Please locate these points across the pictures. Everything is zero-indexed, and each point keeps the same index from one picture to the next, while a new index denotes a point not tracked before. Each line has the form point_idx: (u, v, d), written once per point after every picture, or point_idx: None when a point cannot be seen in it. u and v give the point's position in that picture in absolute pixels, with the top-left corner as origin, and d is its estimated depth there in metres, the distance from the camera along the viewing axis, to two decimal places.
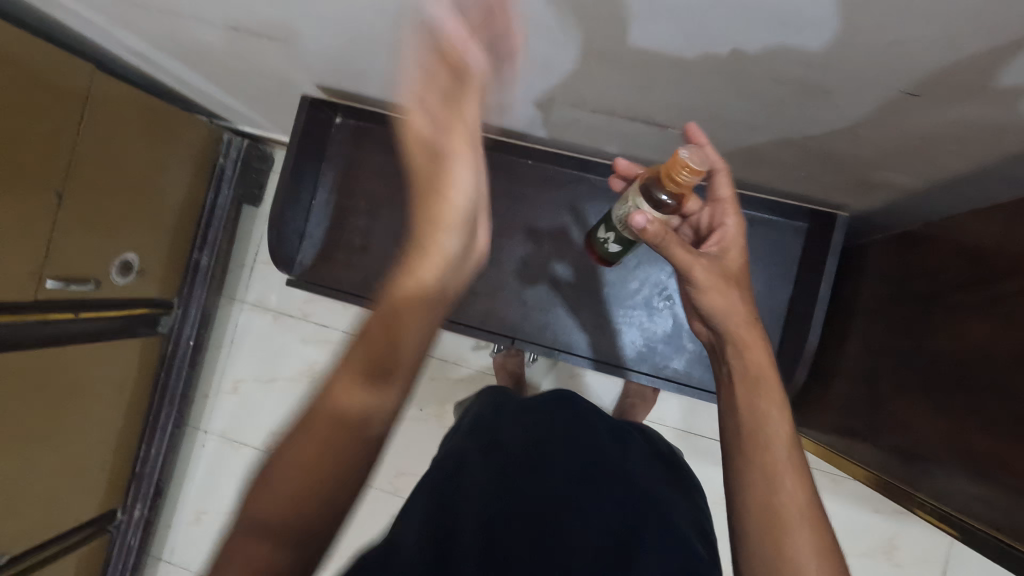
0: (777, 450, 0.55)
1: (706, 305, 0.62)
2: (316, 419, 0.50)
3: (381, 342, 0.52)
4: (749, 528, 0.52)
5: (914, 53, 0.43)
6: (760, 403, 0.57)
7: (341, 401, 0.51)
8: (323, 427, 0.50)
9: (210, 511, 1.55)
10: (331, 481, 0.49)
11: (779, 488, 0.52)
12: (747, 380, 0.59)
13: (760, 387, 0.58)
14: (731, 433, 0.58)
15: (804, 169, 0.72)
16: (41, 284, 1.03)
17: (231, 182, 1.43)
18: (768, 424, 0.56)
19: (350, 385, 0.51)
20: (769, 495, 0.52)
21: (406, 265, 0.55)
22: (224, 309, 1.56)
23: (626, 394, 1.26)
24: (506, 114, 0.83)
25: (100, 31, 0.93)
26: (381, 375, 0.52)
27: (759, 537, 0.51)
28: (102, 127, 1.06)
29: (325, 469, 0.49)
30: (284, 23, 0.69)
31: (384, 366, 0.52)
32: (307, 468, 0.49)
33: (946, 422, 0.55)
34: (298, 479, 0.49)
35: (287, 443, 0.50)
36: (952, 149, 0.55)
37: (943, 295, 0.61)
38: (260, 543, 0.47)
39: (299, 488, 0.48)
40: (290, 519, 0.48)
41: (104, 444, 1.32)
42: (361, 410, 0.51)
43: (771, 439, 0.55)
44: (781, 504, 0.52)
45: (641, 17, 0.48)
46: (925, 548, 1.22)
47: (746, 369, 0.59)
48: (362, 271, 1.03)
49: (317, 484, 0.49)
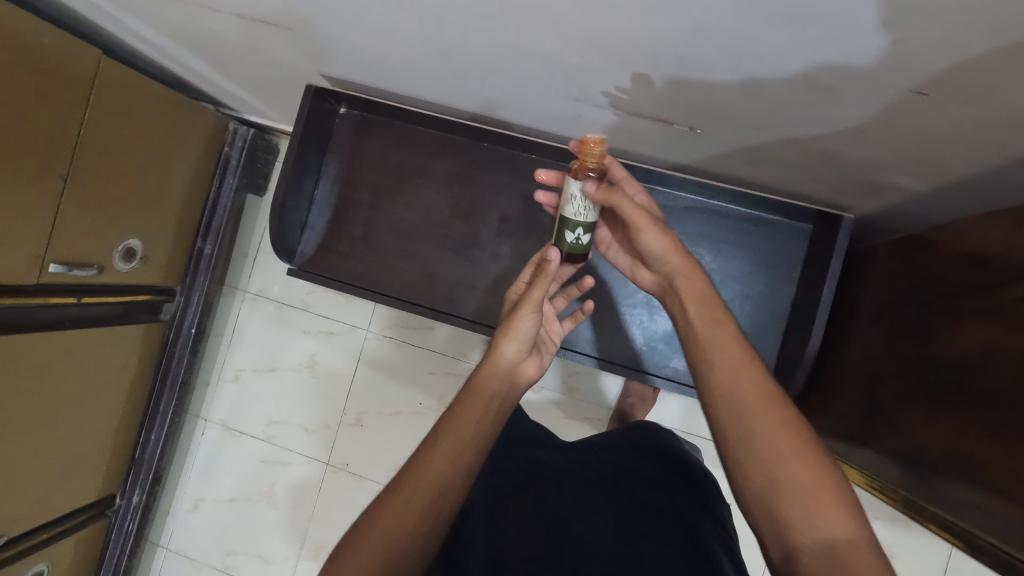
0: (735, 351, 0.57)
1: (647, 250, 0.66)
2: (435, 450, 0.60)
3: (471, 411, 0.63)
4: (727, 432, 0.54)
5: (925, 51, 0.42)
6: (710, 316, 0.60)
7: (430, 470, 0.58)
8: (414, 492, 0.57)
9: (209, 499, 1.55)
10: (415, 537, 0.56)
11: (742, 385, 0.55)
12: (699, 300, 0.62)
13: (709, 304, 0.61)
14: (693, 352, 0.60)
15: (809, 170, 0.71)
16: (44, 268, 1.04)
17: (236, 170, 1.43)
18: (721, 333, 0.59)
19: (466, 423, 0.62)
20: (737, 397, 0.54)
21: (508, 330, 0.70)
22: (227, 299, 1.58)
23: (626, 394, 1.27)
24: (511, 109, 0.83)
25: (106, 16, 0.93)
26: (485, 423, 0.64)
27: (738, 443, 0.53)
28: (110, 112, 1.06)
29: (415, 518, 0.56)
30: (289, 11, 0.69)
31: (460, 432, 0.61)
32: (421, 486, 0.58)
33: (947, 430, 0.54)
34: (392, 535, 0.55)
35: (411, 467, 0.59)
36: (957, 152, 0.54)
37: (948, 301, 0.60)
38: (373, 553, 0.54)
39: (414, 499, 0.57)
40: (402, 531, 0.55)
41: (105, 429, 1.33)
42: (472, 447, 0.61)
43: (727, 343, 0.58)
44: (749, 400, 0.54)
45: (647, 9, 0.47)
46: (923, 557, 1.21)
47: (695, 292, 0.62)
48: (364, 262, 1.03)
49: (428, 500, 0.57)
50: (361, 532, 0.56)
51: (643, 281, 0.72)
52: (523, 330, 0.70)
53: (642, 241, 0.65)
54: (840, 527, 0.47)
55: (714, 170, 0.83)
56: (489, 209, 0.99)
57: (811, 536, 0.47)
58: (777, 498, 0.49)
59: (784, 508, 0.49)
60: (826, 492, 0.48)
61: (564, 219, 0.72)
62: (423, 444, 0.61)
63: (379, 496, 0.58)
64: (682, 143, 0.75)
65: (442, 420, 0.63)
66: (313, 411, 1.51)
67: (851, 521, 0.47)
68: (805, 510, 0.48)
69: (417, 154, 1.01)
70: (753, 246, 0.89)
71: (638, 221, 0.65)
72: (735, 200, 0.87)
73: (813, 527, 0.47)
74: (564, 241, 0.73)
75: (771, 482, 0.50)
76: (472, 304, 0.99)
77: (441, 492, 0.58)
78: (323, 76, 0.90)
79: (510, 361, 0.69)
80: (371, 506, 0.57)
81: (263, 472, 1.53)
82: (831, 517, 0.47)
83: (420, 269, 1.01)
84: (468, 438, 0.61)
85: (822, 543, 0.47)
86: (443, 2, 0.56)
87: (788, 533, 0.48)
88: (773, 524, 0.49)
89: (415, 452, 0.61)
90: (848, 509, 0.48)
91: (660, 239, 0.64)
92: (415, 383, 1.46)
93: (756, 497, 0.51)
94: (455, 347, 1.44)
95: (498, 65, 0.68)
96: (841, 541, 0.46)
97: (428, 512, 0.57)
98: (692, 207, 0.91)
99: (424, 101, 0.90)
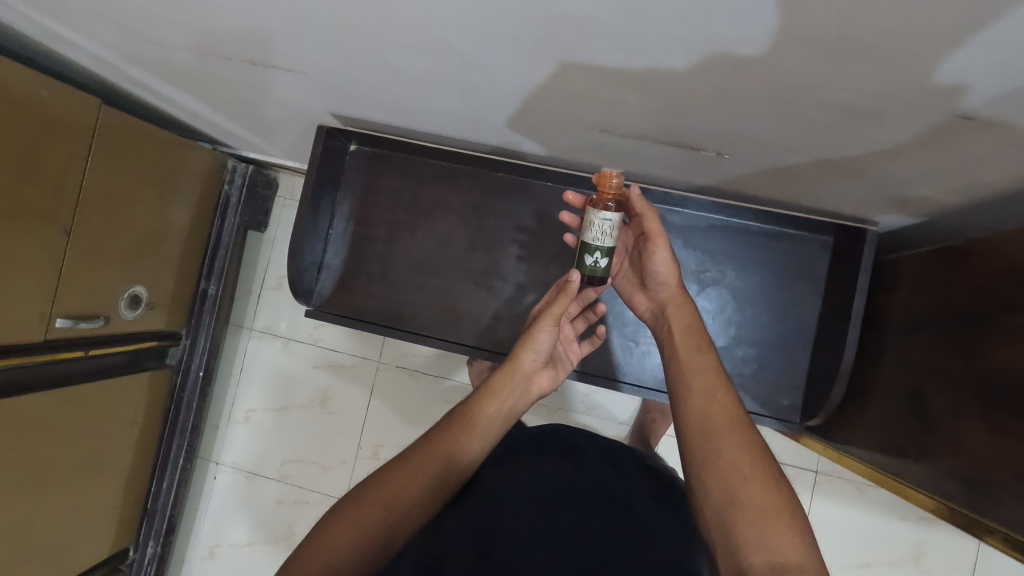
0: (711, 378, 0.61)
1: (650, 271, 0.71)
2: (448, 433, 0.64)
3: (485, 408, 0.67)
4: (693, 451, 0.57)
5: (976, 79, 0.42)
6: (693, 346, 0.65)
7: (439, 444, 0.63)
8: (422, 460, 0.61)
9: (225, 545, 1.51)
10: (414, 502, 0.59)
11: (713, 407, 0.58)
12: (685, 329, 0.67)
13: (694, 335, 0.66)
14: (673, 377, 0.64)
15: (836, 187, 0.71)
16: (51, 323, 1.00)
17: (237, 209, 1.40)
18: (700, 361, 0.63)
19: (479, 415, 0.66)
20: (706, 419, 0.58)
21: (527, 338, 0.72)
22: (233, 338, 1.54)
23: (646, 410, 1.23)
24: (530, 140, 0.82)
25: (106, 65, 0.91)
26: (499, 422, 0.67)
27: (703, 462, 0.56)
28: (111, 159, 1.04)
29: (417, 487, 0.59)
30: (306, 57, 0.68)
31: (473, 422, 0.65)
32: (427, 460, 0.61)
33: (1013, 448, 0.53)
34: (390, 495, 0.58)
35: (423, 441, 0.63)
36: (995, 167, 0.54)
37: (997, 316, 0.60)
38: (375, 507, 0.57)
39: (418, 470, 0.60)
40: (401, 499, 0.58)
41: (117, 482, 1.29)
42: (478, 441, 0.65)
43: (704, 370, 0.62)
44: (717, 423, 0.57)
45: (689, 48, 0.46)
46: (954, 555, 1.21)
47: (683, 322, 0.67)
48: (382, 299, 1.02)
49: (431, 477, 0.60)
50: (365, 490, 0.59)
51: (637, 305, 0.75)
52: (540, 342, 0.72)
53: (650, 258, 0.70)
54: (791, 551, 0.49)
55: (736, 190, 0.83)
56: (507, 237, 0.98)
57: (763, 557, 0.50)
58: (733, 518, 0.52)
59: (740, 528, 0.52)
60: (780, 516, 0.51)
61: (586, 245, 0.70)
62: (438, 425, 0.65)
63: (390, 460, 0.62)
64: (705, 166, 0.75)
65: (457, 408, 0.67)
66: (327, 446, 1.48)
67: (801, 546, 0.50)
68: (760, 532, 0.51)
69: (431, 187, 1.00)
70: (776, 260, 0.90)
71: (657, 235, 0.69)
72: (757, 217, 0.88)
73: (766, 549, 0.50)
74: (586, 268, 0.71)
75: (729, 501, 0.53)
76: (496, 335, 0.98)
77: (447, 468, 0.62)
78: (333, 114, 0.90)
79: (525, 370, 0.71)
80: (381, 467, 0.62)
81: (281, 513, 1.49)
82: (784, 541, 0.50)
83: (441, 302, 1.00)
84: (478, 430, 0.65)
85: (773, 564, 0.49)
86: (473, 46, 0.55)
87: (741, 551, 0.51)
88: (729, 541, 0.52)
89: (428, 431, 0.65)
90: (798, 534, 0.50)
91: (672, 258, 0.69)
92: (425, 410, 1.44)
93: (716, 514, 0.54)
94: (445, 366, 1.44)
95: (522, 101, 0.67)
96: (791, 564, 0.49)
97: (429, 491, 0.60)
98: (714, 226, 0.91)
99: (438, 134, 0.90)
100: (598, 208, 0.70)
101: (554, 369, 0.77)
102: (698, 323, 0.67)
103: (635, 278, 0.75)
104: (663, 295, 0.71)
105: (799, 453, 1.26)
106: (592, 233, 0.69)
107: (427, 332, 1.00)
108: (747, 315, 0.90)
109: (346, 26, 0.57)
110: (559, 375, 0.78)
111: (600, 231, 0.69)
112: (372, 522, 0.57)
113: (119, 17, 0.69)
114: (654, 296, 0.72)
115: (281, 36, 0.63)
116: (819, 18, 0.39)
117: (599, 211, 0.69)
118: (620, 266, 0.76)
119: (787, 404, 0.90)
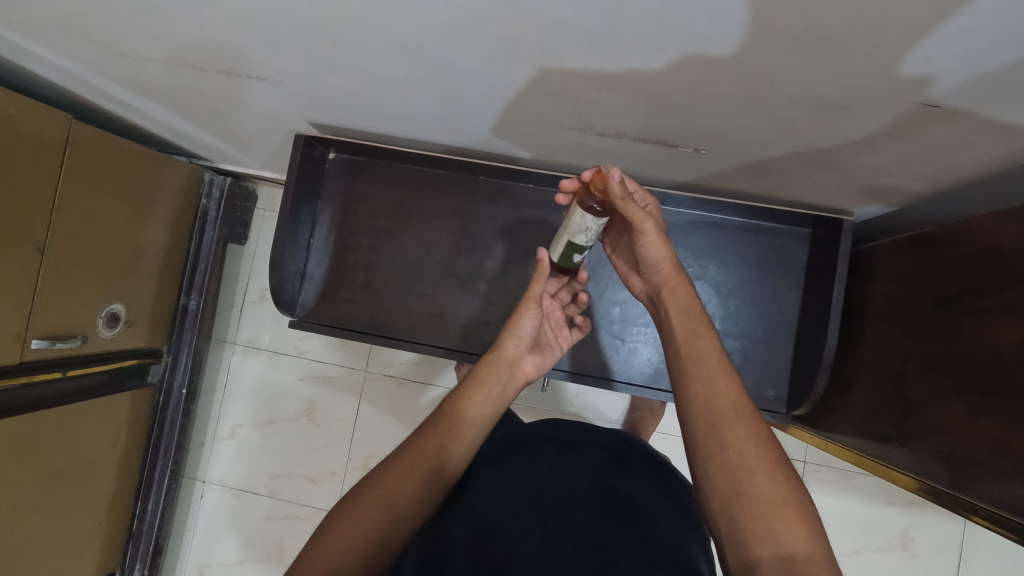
0: (712, 364, 0.61)
1: (642, 255, 0.69)
2: (438, 430, 0.63)
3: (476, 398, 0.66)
4: (699, 442, 0.57)
5: (941, 68, 0.43)
6: (691, 331, 0.64)
7: (431, 441, 0.62)
8: (416, 458, 0.60)
9: (214, 565, 1.47)
10: (414, 497, 0.58)
11: (716, 396, 0.58)
12: (682, 313, 0.66)
13: (691, 319, 0.65)
14: (674, 364, 0.63)
15: (811, 179, 0.73)
16: (27, 345, 0.98)
17: (216, 222, 1.38)
18: (701, 347, 0.62)
19: (467, 408, 0.65)
20: (710, 409, 0.58)
21: (512, 325, 0.72)
22: (216, 353, 1.52)
23: (635, 407, 1.23)
24: (510, 142, 0.82)
25: (72, 78, 0.89)
26: (489, 411, 0.67)
27: (709, 453, 0.56)
28: (82, 177, 1.01)
29: (414, 485, 0.59)
30: (280, 65, 0.67)
31: (464, 414, 0.65)
32: (420, 459, 0.60)
33: (990, 426, 0.56)
34: (388, 493, 0.57)
35: (415, 441, 0.62)
36: (963, 154, 0.56)
37: (975, 300, 0.62)
38: (374, 507, 0.56)
39: (412, 467, 0.60)
40: (399, 498, 0.57)
41: (98, 505, 1.25)
42: (470, 432, 0.64)
43: (705, 357, 0.62)
44: (721, 413, 0.57)
45: (663, 47, 0.47)
46: (941, 539, 1.23)
47: (678, 304, 0.66)
48: (367, 307, 1.01)
49: (427, 473, 0.60)
50: (362, 490, 0.58)
51: (632, 287, 0.75)
52: (525, 328, 0.72)
53: (638, 241, 0.68)
54: (799, 541, 0.50)
55: (715, 186, 0.84)
56: (492, 240, 0.98)
57: (771, 549, 0.50)
58: (741, 511, 0.53)
59: (747, 521, 0.52)
60: (788, 508, 0.52)
61: (574, 244, 0.72)
62: (430, 422, 0.65)
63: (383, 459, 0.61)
64: (686, 162, 0.76)
65: (449, 403, 0.66)
66: (317, 459, 1.46)
67: (808, 536, 0.51)
68: (768, 525, 0.51)
69: (412, 194, 1.00)
70: (755, 254, 0.91)
71: (642, 219, 0.66)
72: (737, 212, 0.89)
73: (774, 541, 0.51)
74: (569, 261, 0.74)
75: (736, 494, 0.54)
76: (482, 337, 0.98)
77: (440, 461, 0.61)
78: (311, 123, 0.89)
79: (511, 356, 0.71)
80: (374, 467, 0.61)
81: (271, 530, 1.46)
82: (792, 532, 0.51)
83: (427, 308, 0.99)
84: (470, 423, 0.65)
85: (781, 555, 0.50)
86: (450, 49, 0.55)
87: (748, 544, 0.52)
88: (736, 533, 0.53)
89: (418, 428, 0.64)
90: (805, 523, 0.51)
91: (662, 241, 0.67)
92: (414, 417, 1.43)
93: (722, 507, 0.54)
94: (434, 372, 1.43)
95: (501, 103, 0.67)
96: (799, 555, 0.50)
97: (425, 488, 0.59)
98: (693, 222, 0.92)
99: (417, 139, 0.89)
100: (583, 206, 0.68)
101: (543, 353, 0.76)
102: (698, 307, 0.66)
103: (629, 261, 0.75)
104: (656, 278, 0.70)
105: (787, 444, 1.28)
106: (573, 232, 0.70)
107: (414, 336, 0.99)
108: (731, 308, 0.92)
109: (321, 34, 0.57)
110: (552, 354, 0.78)
111: (585, 231, 0.70)
112: (371, 524, 0.55)
113: (85, 30, 0.68)
114: (649, 279, 0.71)
115: (257, 46, 0.63)
116: (784, 12, 0.40)
117: (587, 212, 0.68)
118: (618, 245, 0.76)
119: (773, 395, 0.91)
